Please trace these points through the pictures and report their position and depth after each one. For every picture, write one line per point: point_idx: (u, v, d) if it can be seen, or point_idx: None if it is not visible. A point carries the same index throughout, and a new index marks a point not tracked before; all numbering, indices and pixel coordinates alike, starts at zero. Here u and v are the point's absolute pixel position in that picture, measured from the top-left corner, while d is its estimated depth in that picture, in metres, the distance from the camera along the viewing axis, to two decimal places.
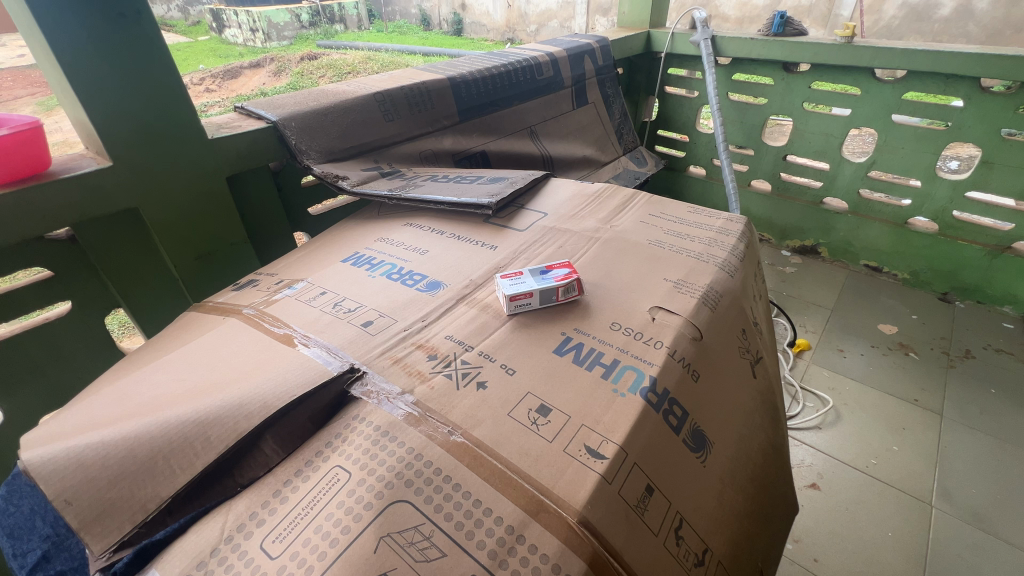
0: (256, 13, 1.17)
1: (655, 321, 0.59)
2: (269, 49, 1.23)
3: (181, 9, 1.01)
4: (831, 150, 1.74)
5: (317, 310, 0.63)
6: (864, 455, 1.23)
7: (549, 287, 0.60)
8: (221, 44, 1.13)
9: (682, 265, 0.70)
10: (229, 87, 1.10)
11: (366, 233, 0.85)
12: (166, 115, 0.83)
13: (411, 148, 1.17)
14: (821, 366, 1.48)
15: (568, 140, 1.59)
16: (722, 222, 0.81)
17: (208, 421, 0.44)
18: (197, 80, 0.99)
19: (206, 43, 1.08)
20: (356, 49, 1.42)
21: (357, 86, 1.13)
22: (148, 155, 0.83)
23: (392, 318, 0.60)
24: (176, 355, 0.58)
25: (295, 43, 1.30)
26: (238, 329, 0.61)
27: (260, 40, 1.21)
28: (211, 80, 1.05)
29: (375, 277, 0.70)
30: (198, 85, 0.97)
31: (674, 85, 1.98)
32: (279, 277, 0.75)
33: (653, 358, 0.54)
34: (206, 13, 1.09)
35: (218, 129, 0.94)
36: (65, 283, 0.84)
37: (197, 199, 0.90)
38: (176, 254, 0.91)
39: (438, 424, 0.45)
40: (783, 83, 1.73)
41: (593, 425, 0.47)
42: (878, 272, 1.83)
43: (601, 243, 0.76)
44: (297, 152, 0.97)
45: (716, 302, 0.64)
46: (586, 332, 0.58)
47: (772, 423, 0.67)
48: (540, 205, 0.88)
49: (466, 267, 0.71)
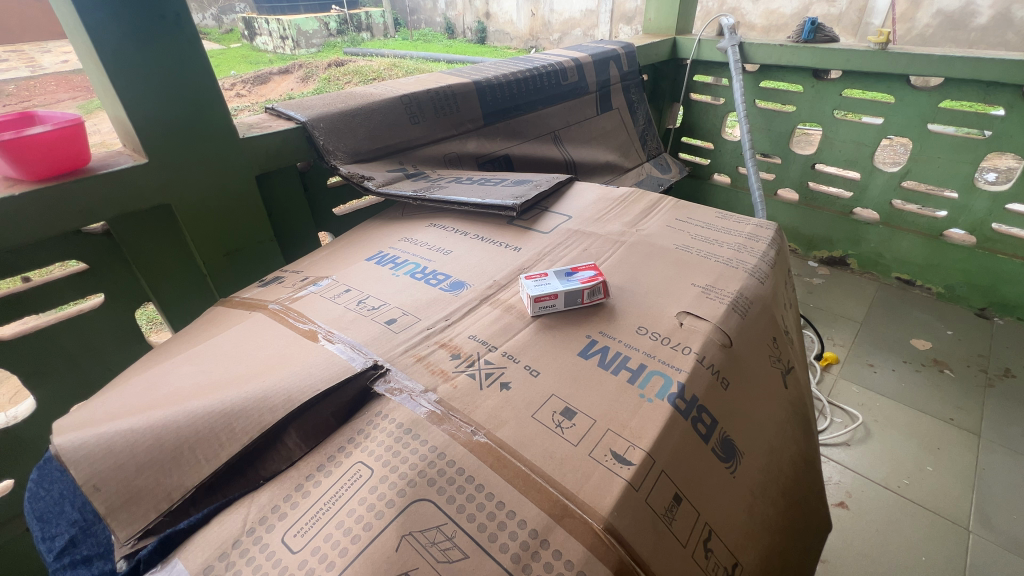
0: (285, 21, 1.23)
1: (683, 327, 0.58)
2: (297, 56, 1.27)
3: (214, 18, 0.99)
4: (862, 159, 1.69)
5: (342, 307, 0.64)
6: (897, 475, 1.18)
7: (574, 289, 0.59)
8: (253, 52, 1.13)
9: (711, 271, 0.68)
10: (258, 92, 1.13)
11: (390, 233, 0.85)
12: (200, 114, 0.85)
13: (436, 151, 1.17)
14: (850, 381, 1.44)
15: (592, 145, 1.58)
16: (751, 227, 0.80)
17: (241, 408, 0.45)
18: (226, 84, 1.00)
19: (239, 50, 1.07)
20: (382, 56, 1.47)
21: (385, 89, 1.14)
22: (182, 154, 0.85)
23: (416, 316, 0.60)
24: (204, 347, 0.59)
25: (322, 50, 1.34)
26: (264, 324, 0.62)
27: (289, 48, 1.25)
28: (241, 86, 1.08)
29: (398, 276, 0.70)
30: (229, 91, 1.00)
31: (700, 92, 1.96)
32: (305, 274, 0.76)
33: (681, 363, 0.53)
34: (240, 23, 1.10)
35: (249, 129, 0.96)
36: (98, 276, 0.87)
37: (228, 197, 0.92)
38: (205, 250, 0.93)
39: (461, 423, 0.45)
40: (812, 91, 1.70)
41: (620, 430, 0.45)
42: (911, 285, 1.77)
43: (627, 246, 0.75)
44: (325, 152, 0.98)
45: (746, 309, 0.62)
46: (612, 335, 0.57)
47: (806, 436, 0.64)
48: (565, 208, 0.87)
49: (490, 267, 0.71)
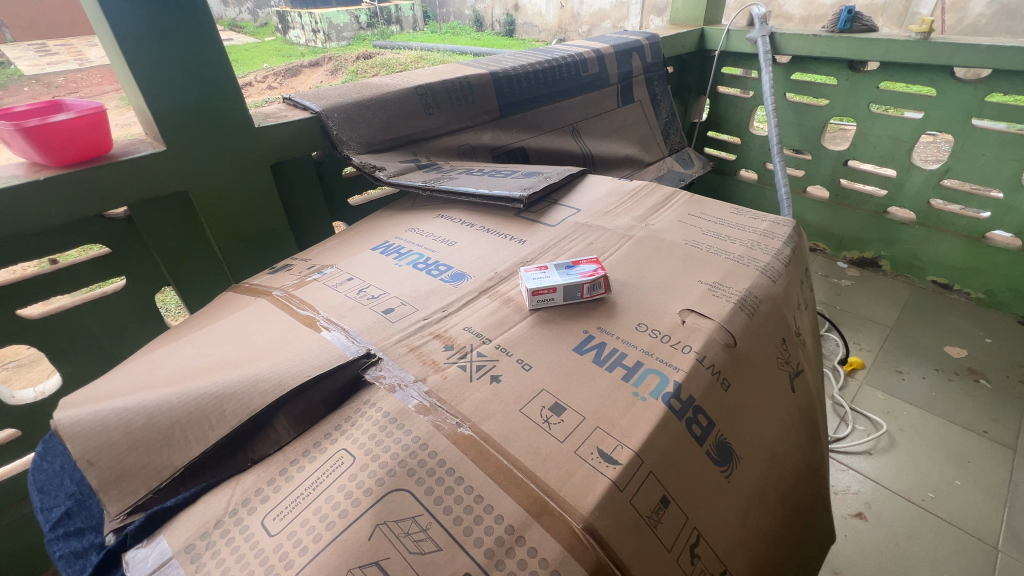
0: (318, 14, 1.21)
1: (685, 325, 0.56)
2: (328, 49, 1.26)
3: (250, 12, 1.12)
4: (899, 156, 1.61)
5: (342, 295, 0.64)
6: (921, 487, 1.12)
7: (573, 283, 0.58)
8: (286, 45, 1.19)
9: (719, 268, 0.66)
10: (289, 85, 1.12)
11: (398, 223, 0.85)
12: (216, 103, 0.86)
13: (450, 142, 1.17)
14: (876, 388, 1.38)
15: (611, 139, 1.55)
16: (767, 224, 0.76)
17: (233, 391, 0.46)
18: (259, 77, 1.04)
19: (273, 43, 1.16)
20: (410, 49, 1.43)
21: (401, 80, 1.14)
22: (199, 143, 0.87)
23: (413, 306, 0.60)
24: (207, 331, 0.60)
25: (353, 43, 1.33)
26: (267, 310, 0.63)
27: (321, 41, 1.25)
28: (273, 79, 1.09)
29: (401, 266, 0.70)
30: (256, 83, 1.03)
31: (727, 85, 1.89)
32: (313, 262, 0.77)
33: (679, 362, 0.51)
34: (273, 16, 1.18)
35: (265, 119, 0.97)
36: (120, 260, 0.90)
37: (243, 185, 0.94)
38: (221, 237, 0.95)
39: (447, 415, 0.44)
40: (847, 83, 1.63)
41: (609, 428, 0.44)
42: (948, 290, 1.68)
43: (634, 241, 0.73)
44: (338, 142, 0.99)
45: (754, 308, 0.60)
46: (610, 331, 0.55)
47: (814, 444, 0.61)
48: (574, 201, 0.85)
49: (492, 259, 0.70)
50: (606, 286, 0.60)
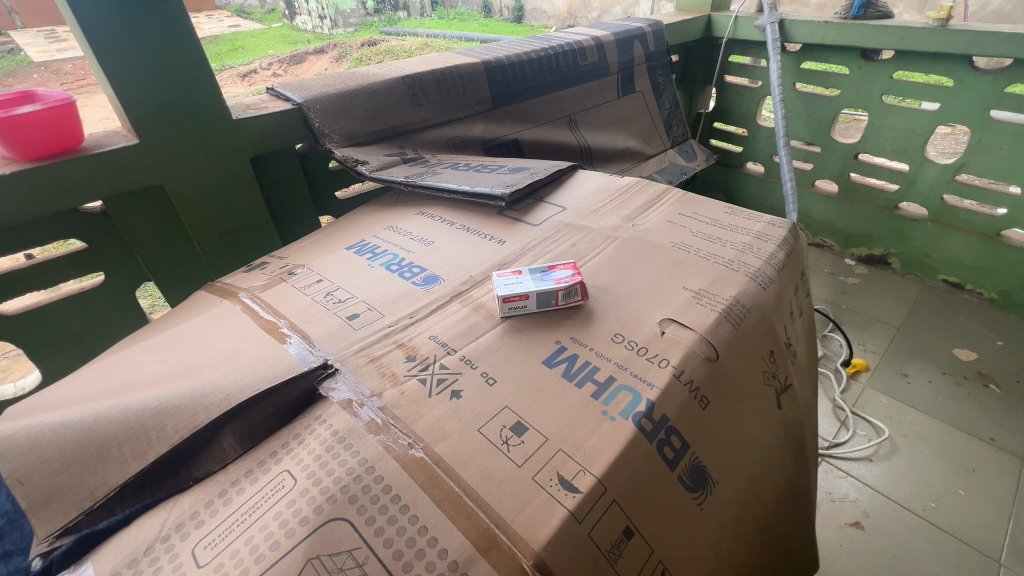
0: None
1: (664, 336, 0.53)
2: (334, 36, 1.18)
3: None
4: (912, 149, 1.54)
5: (309, 298, 0.61)
6: (922, 497, 1.09)
7: (547, 290, 0.54)
8: (292, 31, 1.12)
9: (706, 273, 0.62)
10: (294, 72, 1.10)
11: (378, 220, 0.82)
12: (190, 94, 0.83)
13: (438, 135, 1.13)
14: (879, 391, 1.33)
15: (610, 130, 1.50)
16: (762, 225, 0.72)
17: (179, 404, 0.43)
18: (263, 65, 1.06)
19: (279, 30, 1.11)
20: (415, 35, 1.36)
21: (388, 69, 1.10)
22: (175, 135, 0.84)
23: (379, 312, 0.57)
24: (167, 335, 0.58)
25: (359, 30, 1.25)
26: (230, 313, 0.60)
27: (327, 27, 1.16)
28: (278, 66, 1.08)
29: (373, 268, 0.67)
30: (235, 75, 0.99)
31: (735, 74, 1.82)
32: (287, 260, 0.75)
33: (654, 378, 0.48)
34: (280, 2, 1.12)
35: (245, 110, 0.94)
36: (97, 256, 0.88)
37: (223, 179, 0.91)
38: (200, 232, 0.92)
39: (399, 435, 0.42)
40: (859, 73, 1.56)
41: (572, 451, 0.41)
42: (959, 290, 1.63)
43: (619, 242, 0.69)
44: (320, 135, 0.95)
45: (741, 318, 0.56)
46: (583, 342, 0.52)
47: (801, 464, 0.58)
48: (560, 198, 0.82)
49: (469, 261, 0.67)
50: (583, 294, 0.57)
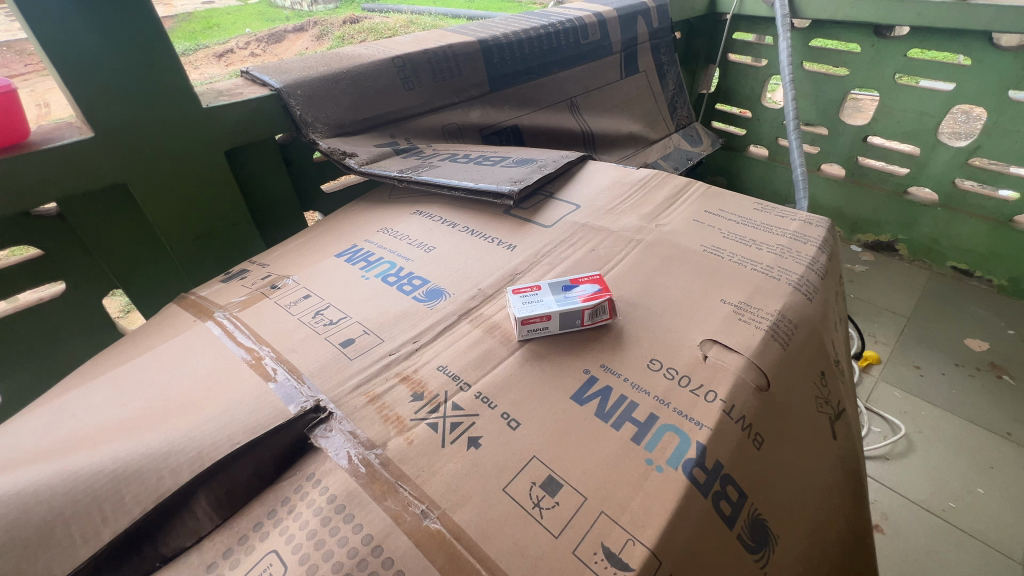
0: None
1: (707, 362, 0.46)
2: (314, 14, 1.08)
3: None
4: (924, 132, 1.47)
5: (295, 319, 0.54)
6: (941, 497, 1.05)
7: (571, 310, 0.47)
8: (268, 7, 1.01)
9: (744, 282, 0.55)
10: (273, 52, 0.98)
11: (371, 221, 0.74)
12: (151, 80, 0.72)
13: (433, 122, 1.04)
14: (892, 385, 1.29)
15: (613, 114, 1.42)
16: (797, 224, 0.66)
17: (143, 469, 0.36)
18: (238, 43, 0.95)
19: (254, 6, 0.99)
20: (399, 13, 1.27)
21: (376, 49, 1.00)
22: (136, 127, 0.73)
23: (378, 337, 0.50)
24: (131, 366, 0.50)
25: (340, 7, 1.17)
26: (204, 338, 0.52)
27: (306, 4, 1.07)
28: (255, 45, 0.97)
29: (368, 280, 0.60)
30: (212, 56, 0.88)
31: (739, 52, 1.72)
32: (271, 270, 0.67)
33: (702, 416, 0.41)
34: None
35: (216, 97, 0.84)
36: (55, 263, 0.78)
37: (196, 177, 0.82)
38: (172, 235, 0.83)
39: (410, 499, 0.35)
40: (871, 51, 1.47)
41: (617, 514, 0.35)
42: (967, 277, 1.59)
43: (643, 246, 0.62)
44: (302, 124, 0.86)
45: (789, 337, 0.50)
46: (615, 371, 0.45)
47: (855, 498, 0.52)
48: (572, 194, 0.74)
49: (476, 271, 0.59)
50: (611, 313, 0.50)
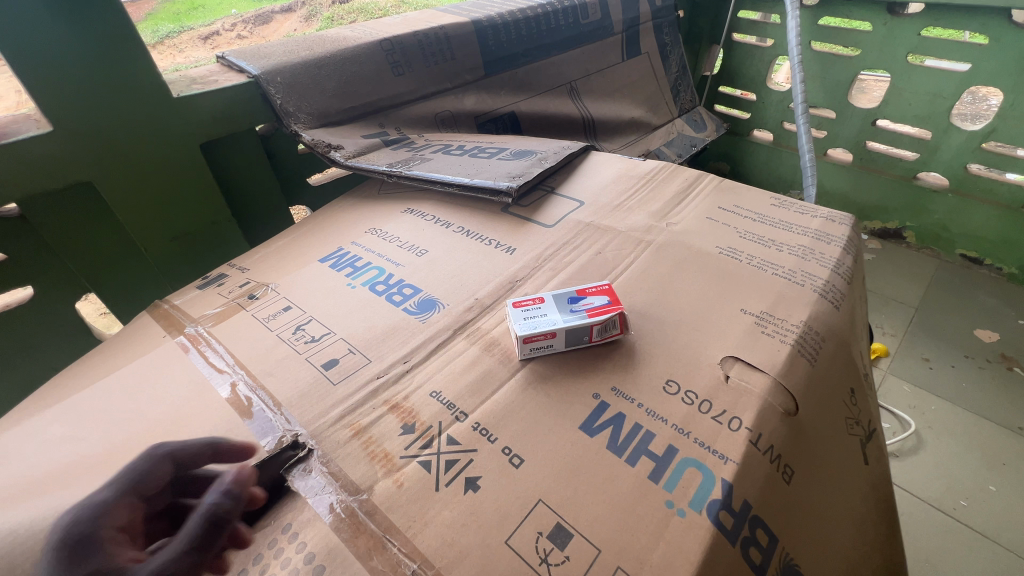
0: None
1: (729, 384, 0.42)
2: None
3: None
4: (936, 115, 1.33)
5: (274, 335, 0.49)
6: (952, 495, 1.02)
7: (578, 327, 0.42)
8: None
9: (766, 289, 0.51)
10: (261, 33, 0.93)
11: (358, 220, 0.69)
12: (114, 68, 0.66)
13: (425, 109, 0.98)
14: (900, 378, 1.24)
15: (614, 99, 1.35)
16: (819, 221, 0.61)
17: (106, 516, 0.32)
18: (225, 26, 0.90)
19: None
20: None
21: (362, 31, 0.93)
22: (100, 121, 0.67)
23: (364, 357, 0.45)
24: (91, 391, 0.45)
25: None
26: (173, 357, 0.47)
27: None
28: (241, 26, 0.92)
29: (354, 289, 0.54)
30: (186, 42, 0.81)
31: (744, 32, 1.64)
32: (250, 276, 0.62)
33: (726, 448, 0.37)
34: None
35: (189, 85, 0.77)
36: (21, 268, 0.72)
37: (170, 172, 0.76)
38: (146, 235, 0.77)
39: (400, 557, 0.31)
40: (883, 29, 1.32)
41: (634, 571, 0.31)
42: (976, 264, 1.48)
43: (653, 248, 0.57)
44: (283, 114, 0.80)
45: (816, 352, 0.45)
46: (628, 395, 0.41)
47: (887, 523, 0.48)
48: (574, 189, 0.69)
49: (472, 278, 0.54)
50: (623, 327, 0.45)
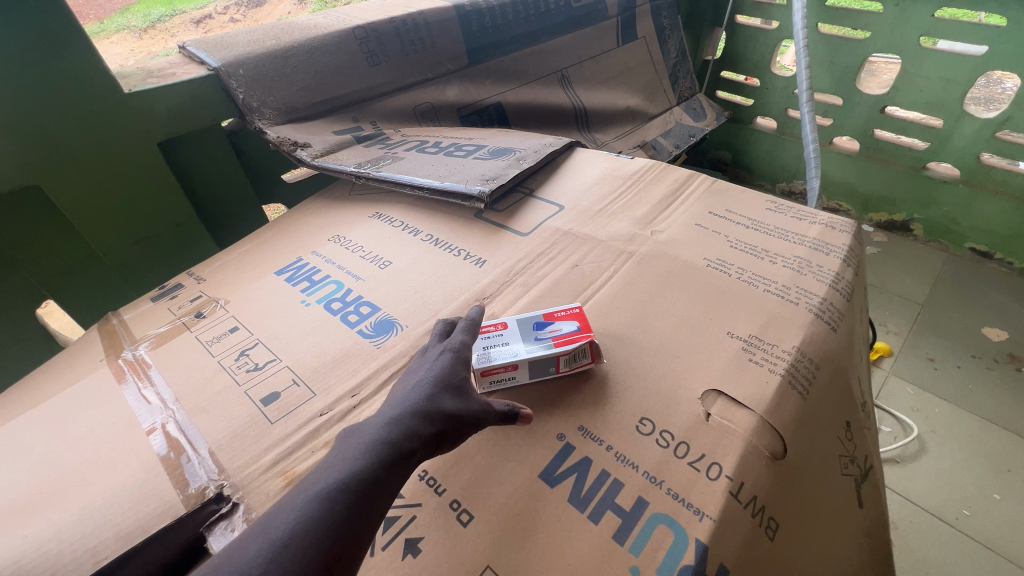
0: None
1: (710, 422, 0.37)
2: None
3: None
4: (948, 102, 1.25)
5: (214, 361, 0.45)
6: (954, 504, 0.94)
7: (540, 357, 0.39)
8: None
9: (756, 309, 0.46)
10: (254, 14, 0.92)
11: (323, 226, 0.65)
12: (53, 61, 0.60)
13: (404, 102, 0.93)
14: (902, 379, 1.15)
15: (608, 87, 1.29)
16: (819, 228, 0.56)
17: None
18: (217, 9, 0.92)
19: None
20: None
21: (334, 18, 0.87)
22: (41, 121, 0.62)
23: (310, 389, 0.41)
24: (13, 429, 0.41)
25: None
26: (104, 386, 0.44)
27: None
28: (235, 9, 0.92)
29: (308, 306, 0.50)
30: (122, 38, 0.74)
31: (748, 14, 1.56)
32: (203, 289, 0.57)
33: (702, 500, 0.33)
34: None
35: (144, 79, 0.72)
36: None
37: (127, 173, 0.71)
38: (103, 241, 0.73)
39: None
40: (894, 11, 1.23)
41: None
42: (986, 259, 1.40)
43: (635, 259, 0.52)
44: (247, 110, 0.75)
45: (810, 383, 0.41)
46: (597, 437, 0.37)
47: (877, 566, 0.45)
48: (554, 192, 0.64)
49: (436, 295, 0.50)
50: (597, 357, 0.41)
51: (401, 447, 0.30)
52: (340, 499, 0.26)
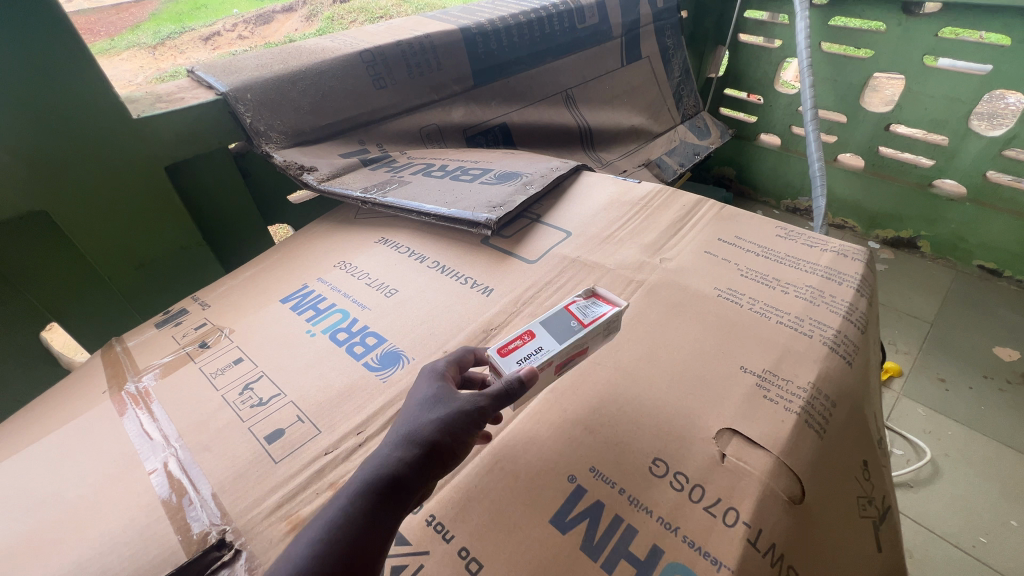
0: None
1: (726, 463, 0.36)
2: None
3: None
4: (953, 120, 1.25)
5: (218, 395, 0.44)
6: (971, 530, 0.91)
7: (547, 317, 0.39)
8: None
9: (769, 342, 0.45)
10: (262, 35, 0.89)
11: (329, 251, 0.64)
12: (61, 88, 0.61)
13: (410, 124, 0.93)
14: (913, 401, 1.13)
15: (612, 106, 1.29)
16: (830, 256, 0.55)
17: None
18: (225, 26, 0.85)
19: None
20: None
21: (342, 42, 0.88)
22: (48, 148, 0.62)
23: (315, 426, 0.40)
24: (13, 466, 0.40)
25: None
26: (107, 421, 0.43)
27: None
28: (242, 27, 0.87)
29: (314, 337, 0.50)
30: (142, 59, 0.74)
31: (751, 33, 1.56)
32: (208, 316, 0.57)
33: (719, 549, 0.32)
34: None
35: (153, 105, 0.72)
36: None
37: (132, 197, 0.71)
38: (107, 264, 0.72)
39: None
40: (898, 30, 1.24)
41: None
42: (995, 276, 1.39)
43: (644, 289, 0.52)
44: (254, 134, 0.75)
45: (826, 421, 0.40)
46: (609, 479, 0.36)
47: None
48: (560, 218, 0.64)
49: (443, 326, 0.49)
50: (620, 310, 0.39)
51: (419, 451, 0.30)
52: (361, 502, 0.27)
